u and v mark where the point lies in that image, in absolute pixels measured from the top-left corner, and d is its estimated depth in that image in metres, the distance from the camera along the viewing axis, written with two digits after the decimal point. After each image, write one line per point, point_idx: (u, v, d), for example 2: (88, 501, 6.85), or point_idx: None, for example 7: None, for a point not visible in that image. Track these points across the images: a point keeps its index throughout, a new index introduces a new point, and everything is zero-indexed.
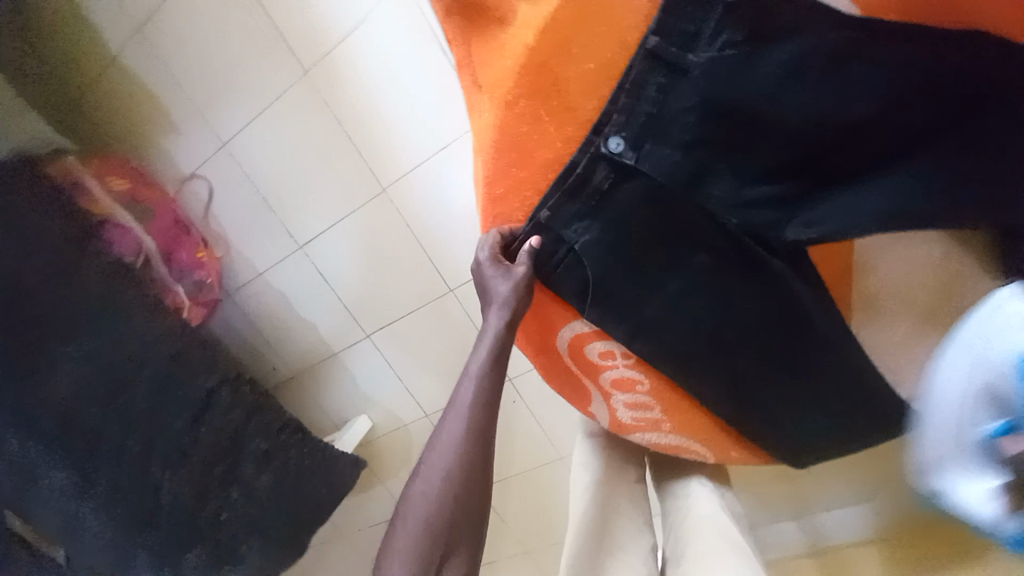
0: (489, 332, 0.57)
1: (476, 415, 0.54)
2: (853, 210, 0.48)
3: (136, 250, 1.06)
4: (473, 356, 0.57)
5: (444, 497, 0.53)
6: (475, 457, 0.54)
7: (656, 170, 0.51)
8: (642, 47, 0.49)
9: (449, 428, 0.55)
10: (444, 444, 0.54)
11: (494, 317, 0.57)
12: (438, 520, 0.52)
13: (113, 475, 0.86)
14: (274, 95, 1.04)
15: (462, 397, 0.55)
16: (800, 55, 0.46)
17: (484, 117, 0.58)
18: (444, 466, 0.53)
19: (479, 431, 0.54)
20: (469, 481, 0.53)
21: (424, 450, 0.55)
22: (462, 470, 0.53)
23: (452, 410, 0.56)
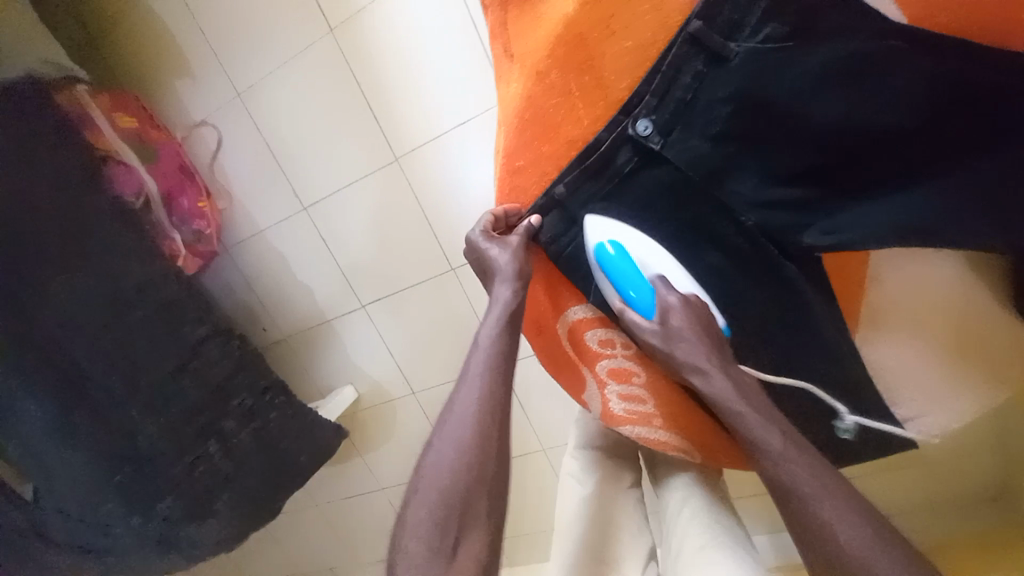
0: (498, 302, 0.55)
1: (489, 381, 0.52)
2: (875, 220, 0.46)
3: (137, 190, 1.03)
4: (485, 325, 0.55)
5: (461, 467, 0.49)
6: (490, 428, 0.50)
7: (680, 158, 0.51)
8: (684, 30, 0.48)
9: (462, 398, 0.52)
10: (458, 413, 0.51)
11: (504, 288, 0.55)
12: (453, 494, 0.48)
13: (91, 414, 0.83)
14: (296, 50, 1.02)
15: (471, 366, 0.53)
16: (846, 54, 0.44)
17: (512, 87, 0.57)
18: (458, 437, 0.50)
19: (494, 399, 0.51)
20: (484, 451, 0.49)
21: (436, 424, 0.52)
22: (476, 438, 0.50)
23: (464, 381, 0.53)
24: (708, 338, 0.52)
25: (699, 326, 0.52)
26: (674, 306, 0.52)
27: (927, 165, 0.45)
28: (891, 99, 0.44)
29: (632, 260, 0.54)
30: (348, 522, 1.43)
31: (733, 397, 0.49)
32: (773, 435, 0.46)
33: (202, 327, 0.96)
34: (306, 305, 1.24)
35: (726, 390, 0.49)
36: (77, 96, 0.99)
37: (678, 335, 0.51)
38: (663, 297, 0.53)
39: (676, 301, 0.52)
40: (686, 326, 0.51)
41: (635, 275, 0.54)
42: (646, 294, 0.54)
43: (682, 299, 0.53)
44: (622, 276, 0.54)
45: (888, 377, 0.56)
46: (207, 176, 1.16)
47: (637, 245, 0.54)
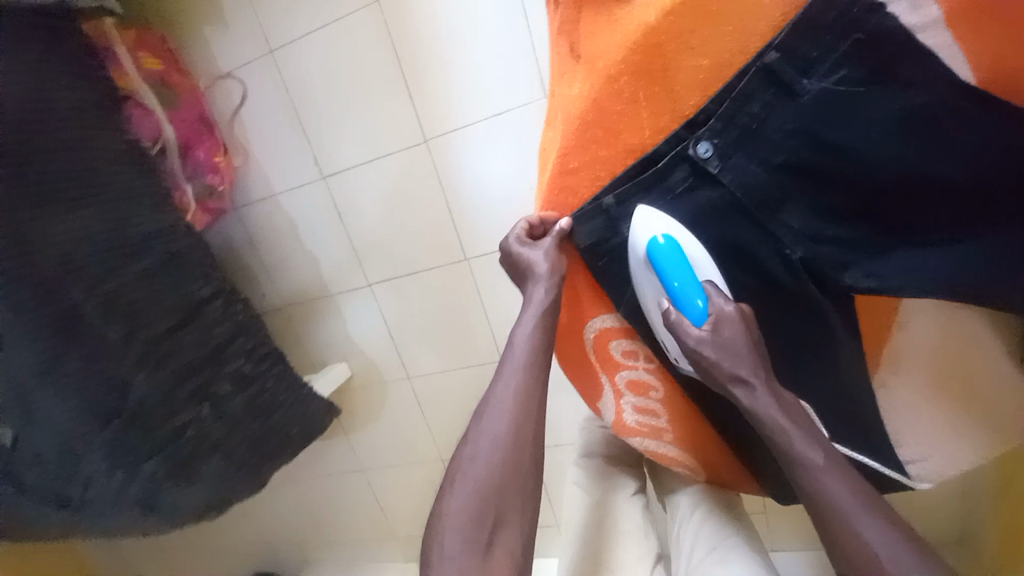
0: (534, 303, 0.56)
1: (523, 386, 0.55)
2: (917, 270, 0.47)
3: (155, 135, 1.00)
4: (521, 325, 0.56)
5: (500, 463, 0.52)
6: (527, 428, 0.53)
7: (736, 184, 0.51)
8: (760, 60, 0.48)
9: (496, 398, 0.55)
10: (495, 411, 0.54)
11: (539, 287, 0.57)
12: (491, 486, 0.52)
13: (82, 363, 0.78)
14: (337, 15, 1.00)
15: (509, 366, 0.56)
16: (917, 106, 0.44)
17: (575, 88, 0.56)
18: (494, 434, 0.53)
19: (530, 398, 0.54)
20: (519, 447, 0.53)
21: (471, 420, 0.55)
22: (514, 435, 0.53)
23: (500, 381, 0.56)
24: (756, 347, 0.51)
25: (748, 335, 0.51)
26: (727, 314, 0.51)
27: (988, 221, 0.45)
28: (958, 156, 0.44)
29: (687, 262, 0.53)
30: (323, 497, 1.42)
31: (776, 413, 0.50)
32: (814, 453, 0.48)
33: (206, 286, 0.95)
34: (310, 274, 1.21)
35: (768, 406, 0.50)
36: (102, 28, 0.95)
37: (728, 345, 0.51)
38: (718, 304, 0.52)
39: (729, 307, 0.52)
40: (737, 337, 0.51)
41: (683, 267, 0.52)
42: (695, 295, 0.52)
43: (731, 307, 0.52)
44: (679, 278, 0.52)
45: (897, 422, 0.57)
46: (226, 131, 1.13)
47: (692, 245, 0.54)
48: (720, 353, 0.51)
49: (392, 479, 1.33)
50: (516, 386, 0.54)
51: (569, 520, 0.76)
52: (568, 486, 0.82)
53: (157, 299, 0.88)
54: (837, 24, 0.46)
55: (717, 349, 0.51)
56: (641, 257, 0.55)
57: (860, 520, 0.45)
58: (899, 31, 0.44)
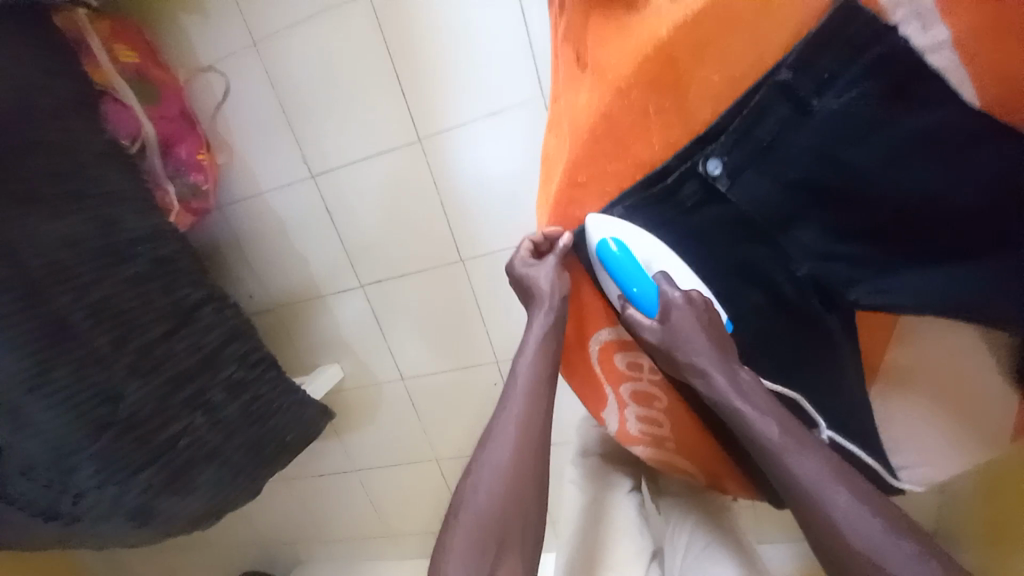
0: (535, 327, 0.57)
1: (527, 411, 0.55)
2: (923, 286, 0.48)
3: (134, 132, 0.95)
4: (522, 356, 0.57)
5: (505, 491, 0.52)
6: (530, 454, 0.54)
7: (746, 202, 0.51)
8: (772, 77, 0.48)
9: (502, 425, 0.55)
10: (499, 439, 0.55)
11: (542, 311, 0.57)
12: (495, 513, 0.51)
13: (72, 376, 0.74)
14: (327, 7, 0.95)
15: (511, 396, 0.56)
16: (930, 126, 0.45)
17: (583, 99, 0.55)
18: (498, 464, 0.53)
19: (537, 425, 0.55)
20: (522, 475, 0.53)
21: (475, 449, 0.56)
22: (516, 463, 0.53)
23: (503, 407, 0.56)
24: (712, 335, 0.53)
25: (702, 323, 0.53)
26: (677, 303, 0.53)
27: (999, 240, 0.45)
28: (967, 179, 0.45)
29: (637, 262, 0.53)
30: (315, 497, 1.41)
31: (732, 396, 0.51)
32: (769, 425, 0.49)
33: (197, 290, 0.92)
34: (300, 274, 1.18)
35: (723, 388, 0.52)
36: (74, 18, 0.89)
37: (679, 331, 0.53)
38: (666, 294, 0.53)
39: (679, 298, 0.53)
40: (688, 323, 0.52)
41: (629, 270, 0.53)
42: (650, 291, 0.54)
43: (686, 296, 0.53)
44: (630, 279, 0.54)
45: (893, 429, 0.61)
46: (208, 126, 1.08)
47: (642, 247, 0.54)
48: (667, 343, 0.53)
49: (388, 479, 1.33)
50: (518, 415, 0.55)
51: (567, 525, 0.77)
52: (567, 486, 0.84)
53: (145, 306, 0.84)
54: (854, 41, 0.45)
55: (666, 342, 0.53)
56: (594, 258, 0.56)
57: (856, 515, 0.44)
58: (915, 51, 0.44)
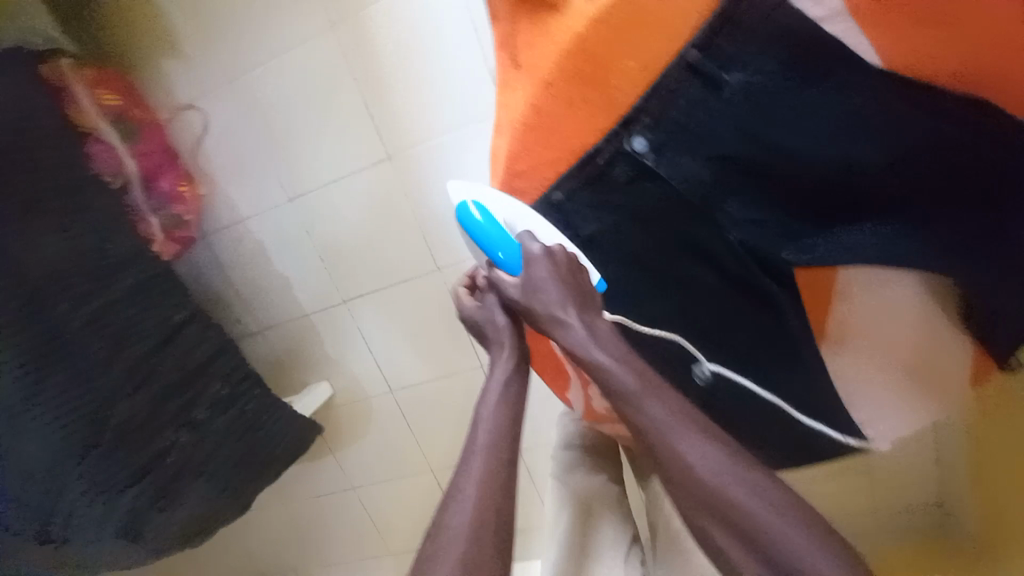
0: (498, 366, 0.59)
1: (490, 458, 0.52)
2: (846, 245, 0.53)
3: (116, 170, 1.01)
4: (482, 405, 0.56)
5: (477, 512, 0.49)
6: (495, 505, 0.50)
7: (673, 176, 0.54)
8: (682, 58, 0.52)
9: (463, 483, 0.51)
10: (460, 498, 0.50)
11: (502, 352, 0.60)
12: (488, 505, 0.49)
13: (55, 399, 0.78)
14: (296, 40, 1.01)
15: (472, 450, 0.54)
16: (834, 93, 0.49)
17: (518, 95, 0.59)
18: (462, 526, 0.48)
19: (515, 421, 0.56)
20: (487, 532, 0.48)
21: (434, 519, 0.50)
22: (480, 519, 0.49)
23: (464, 466, 0.53)
24: (571, 288, 0.52)
25: (563, 278, 0.52)
26: (536, 256, 0.53)
27: (901, 199, 0.51)
28: (873, 140, 0.49)
29: (497, 223, 0.56)
30: (314, 520, 1.40)
31: (591, 346, 0.49)
32: (622, 375, 0.47)
33: (182, 311, 0.96)
34: (285, 296, 1.22)
35: (582, 340, 0.49)
36: (59, 68, 0.98)
37: (538, 283, 0.52)
38: (526, 248, 0.53)
39: (538, 251, 0.53)
40: (547, 275, 0.52)
41: (493, 230, 0.56)
42: (511, 247, 0.56)
43: (545, 249, 0.53)
44: (488, 238, 0.56)
45: (852, 390, 0.61)
46: (189, 159, 1.13)
47: (501, 209, 0.58)
48: (529, 298, 0.52)
49: (385, 495, 1.33)
50: (490, 411, 0.56)
51: (548, 516, 0.75)
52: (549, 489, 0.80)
53: (130, 331, 0.88)
54: (752, 23, 0.49)
55: (526, 296, 0.52)
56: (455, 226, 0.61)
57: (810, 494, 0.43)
58: (810, 23, 0.47)
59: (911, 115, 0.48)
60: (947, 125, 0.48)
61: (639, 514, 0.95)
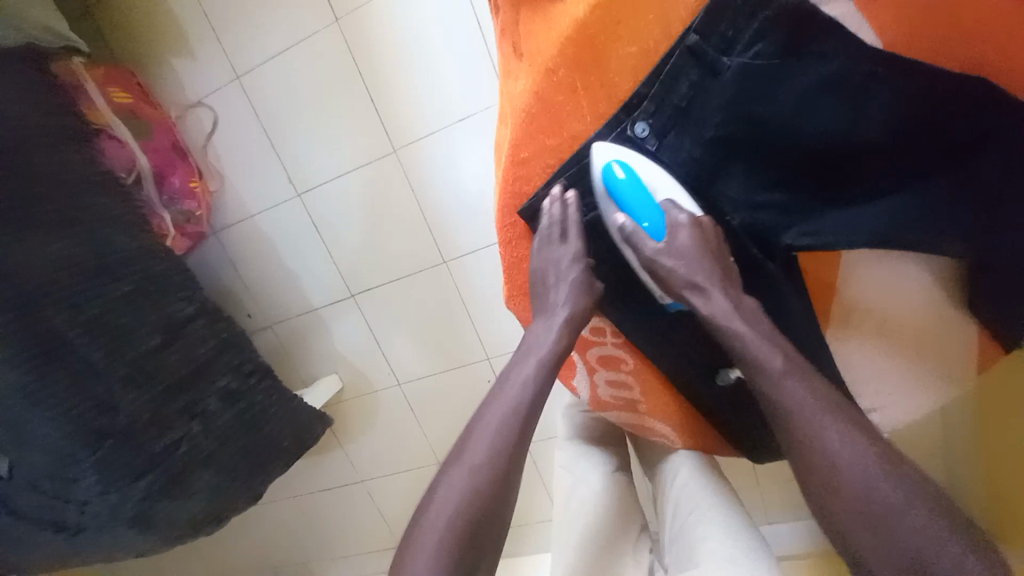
0: (551, 322, 0.56)
1: (519, 414, 0.53)
2: (852, 225, 0.51)
3: (129, 166, 1.03)
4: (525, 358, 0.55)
5: (494, 464, 0.51)
6: (513, 461, 0.52)
7: (673, 160, 0.56)
8: (682, 43, 0.53)
9: (485, 429, 0.53)
10: (482, 444, 0.52)
11: (560, 307, 0.56)
12: (470, 512, 0.49)
13: (71, 388, 0.80)
14: (302, 36, 1.03)
15: (502, 397, 0.54)
16: (833, 71, 0.49)
17: (520, 84, 0.60)
18: (477, 473, 0.51)
19: (524, 424, 0.53)
20: (501, 485, 0.51)
21: (451, 457, 0.53)
22: (497, 469, 0.51)
23: (490, 409, 0.54)
24: (715, 258, 0.53)
25: (704, 246, 0.53)
26: (683, 225, 0.53)
27: (904, 177, 0.51)
28: (872, 118, 0.49)
29: (641, 184, 0.55)
30: (325, 514, 1.42)
31: (731, 316, 0.51)
32: (765, 349, 0.48)
33: (190, 304, 0.98)
34: (293, 292, 1.24)
35: (724, 310, 0.51)
36: (71, 67, 0.99)
37: (683, 253, 0.53)
38: (673, 218, 0.54)
39: (685, 220, 0.53)
40: (691, 244, 0.53)
41: (643, 198, 0.55)
42: (656, 216, 0.55)
43: (693, 219, 0.54)
44: (632, 202, 0.55)
45: (855, 373, 0.62)
46: (198, 157, 1.15)
47: (647, 169, 0.55)
48: (675, 266, 0.53)
49: (394, 488, 1.34)
50: (495, 415, 0.53)
51: (559, 513, 0.75)
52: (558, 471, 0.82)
53: (142, 323, 0.90)
54: (745, 7, 0.50)
55: (667, 263, 0.53)
56: (596, 180, 0.58)
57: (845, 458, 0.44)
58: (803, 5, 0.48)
59: (910, 93, 0.48)
60: (951, 100, 0.47)
61: (647, 505, 0.96)
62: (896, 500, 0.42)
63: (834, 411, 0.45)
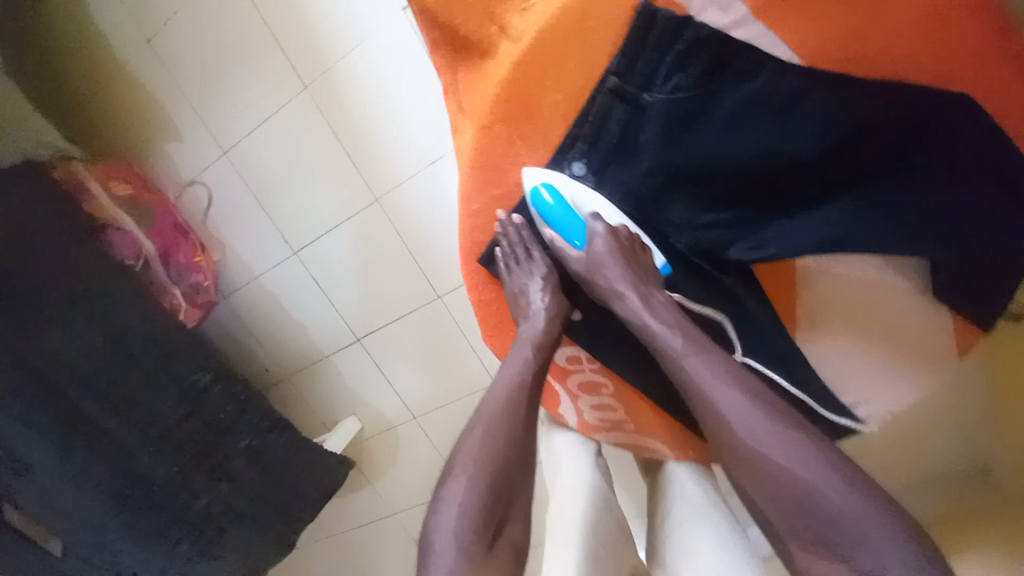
0: (525, 337, 0.61)
1: (499, 431, 0.57)
2: (795, 238, 0.53)
3: (136, 251, 1.11)
4: (500, 375, 0.61)
5: (479, 484, 0.55)
6: (500, 479, 0.56)
7: (612, 192, 0.58)
8: (604, 86, 0.56)
9: (469, 448, 0.58)
10: (464, 464, 0.57)
11: (530, 324, 0.62)
12: (467, 531, 0.54)
13: (104, 467, 0.89)
14: (276, 106, 1.09)
15: (478, 416, 0.59)
16: (750, 95, 0.50)
17: (466, 139, 0.63)
18: (464, 492, 0.55)
19: (506, 451, 0.56)
20: (490, 504, 0.55)
21: (442, 476, 0.58)
22: (485, 491, 0.55)
23: (473, 426, 0.59)
24: (632, 262, 0.57)
25: (620, 253, 0.57)
26: (600, 234, 0.58)
27: (840, 182, 0.52)
28: (799, 133, 0.50)
29: (567, 206, 0.60)
30: (360, 550, 1.47)
31: (645, 316, 0.56)
32: (688, 355, 0.53)
33: (205, 372, 1.03)
34: (304, 342, 1.30)
35: (635, 310, 0.56)
36: (72, 169, 1.09)
37: (598, 258, 0.58)
38: (591, 228, 0.59)
39: (600, 230, 0.58)
40: (605, 251, 0.57)
41: (568, 215, 0.60)
42: (579, 229, 0.61)
43: (609, 228, 0.58)
44: (561, 221, 0.61)
45: (834, 372, 0.61)
46: (202, 232, 1.22)
47: (571, 187, 0.59)
48: (590, 271, 0.59)
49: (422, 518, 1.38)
50: (482, 436, 0.57)
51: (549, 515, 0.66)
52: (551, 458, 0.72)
53: (163, 397, 0.97)
54: (658, 43, 0.52)
55: (587, 269, 0.59)
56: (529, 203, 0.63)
57: (802, 466, 0.47)
58: (715, 35, 0.50)
59: (830, 106, 0.49)
60: (872, 107, 0.49)
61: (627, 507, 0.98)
62: (847, 506, 0.44)
63: (783, 430, 0.48)
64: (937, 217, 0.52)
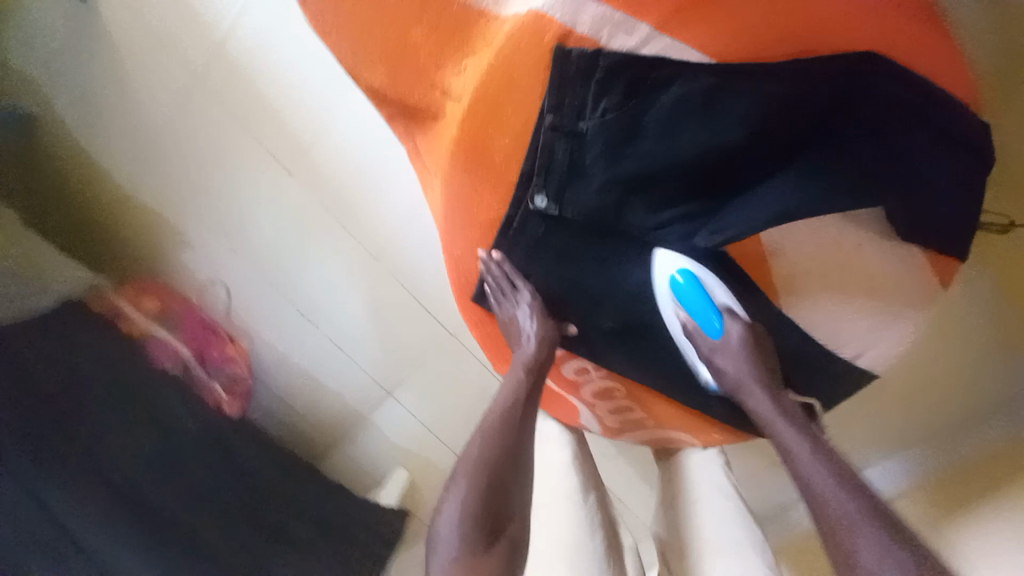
0: (521, 355, 0.74)
1: (494, 435, 0.65)
2: (748, 216, 0.58)
3: (175, 358, 1.04)
4: (499, 394, 0.71)
5: (474, 482, 0.60)
6: (493, 477, 0.61)
7: (578, 212, 0.64)
8: (543, 124, 0.59)
9: (469, 454, 0.64)
10: (462, 467, 0.63)
11: (526, 346, 0.74)
12: (467, 523, 0.58)
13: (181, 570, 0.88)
14: (263, 193, 1.15)
15: (480, 426, 0.67)
16: (675, 101, 0.53)
17: (436, 190, 0.71)
18: (461, 491, 0.60)
19: (500, 453, 0.63)
20: (488, 500, 0.60)
21: (447, 479, 0.64)
22: (478, 487, 0.60)
23: (474, 434, 0.67)
24: (760, 358, 0.69)
25: (754, 352, 0.69)
26: (736, 330, 0.70)
27: (777, 157, 0.56)
28: (729, 124, 0.54)
29: (704, 291, 0.68)
30: None
31: (774, 411, 0.68)
32: (800, 444, 0.63)
33: (255, 459, 1.07)
34: (335, 404, 1.31)
35: (768, 408, 0.68)
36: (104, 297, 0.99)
37: (739, 355, 0.69)
38: (729, 324, 0.70)
39: (740, 328, 0.70)
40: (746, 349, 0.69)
41: (704, 302, 0.69)
42: (714, 319, 0.70)
43: (743, 326, 0.70)
44: (696, 306, 0.69)
45: (821, 326, 0.69)
46: (228, 324, 1.19)
47: (706, 276, 0.68)
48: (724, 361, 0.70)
49: None
50: (477, 441, 0.65)
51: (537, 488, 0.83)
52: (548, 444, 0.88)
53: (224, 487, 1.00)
54: (579, 75, 0.55)
55: (721, 359, 0.71)
56: (662, 284, 0.71)
57: (822, 481, 0.58)
58: (627, 57, 0.53)
59: (751, 94, 0.52)
60: (793, 84, 0.52)
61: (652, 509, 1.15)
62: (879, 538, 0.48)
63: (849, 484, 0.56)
64: (874, 168, 0.55)
